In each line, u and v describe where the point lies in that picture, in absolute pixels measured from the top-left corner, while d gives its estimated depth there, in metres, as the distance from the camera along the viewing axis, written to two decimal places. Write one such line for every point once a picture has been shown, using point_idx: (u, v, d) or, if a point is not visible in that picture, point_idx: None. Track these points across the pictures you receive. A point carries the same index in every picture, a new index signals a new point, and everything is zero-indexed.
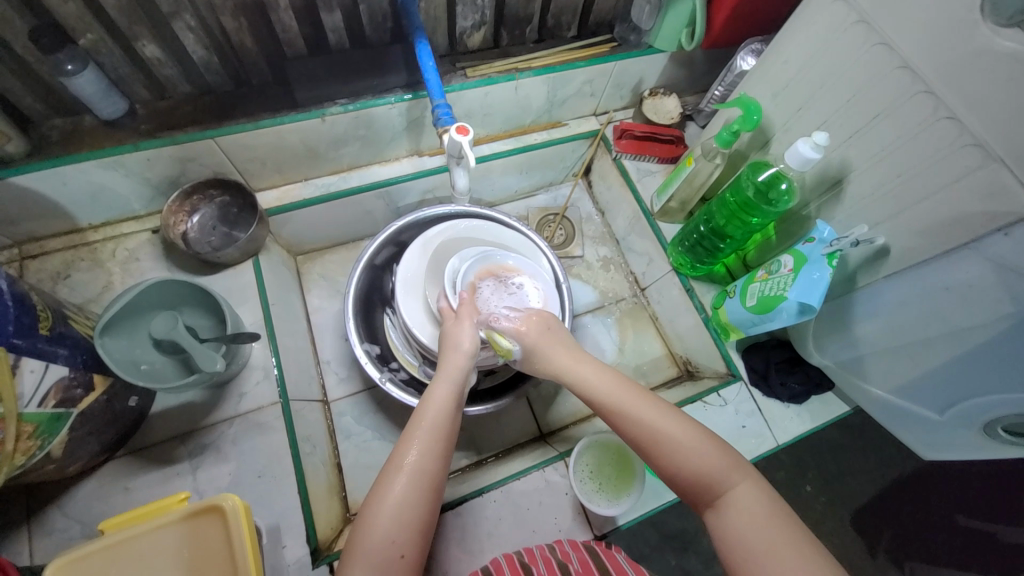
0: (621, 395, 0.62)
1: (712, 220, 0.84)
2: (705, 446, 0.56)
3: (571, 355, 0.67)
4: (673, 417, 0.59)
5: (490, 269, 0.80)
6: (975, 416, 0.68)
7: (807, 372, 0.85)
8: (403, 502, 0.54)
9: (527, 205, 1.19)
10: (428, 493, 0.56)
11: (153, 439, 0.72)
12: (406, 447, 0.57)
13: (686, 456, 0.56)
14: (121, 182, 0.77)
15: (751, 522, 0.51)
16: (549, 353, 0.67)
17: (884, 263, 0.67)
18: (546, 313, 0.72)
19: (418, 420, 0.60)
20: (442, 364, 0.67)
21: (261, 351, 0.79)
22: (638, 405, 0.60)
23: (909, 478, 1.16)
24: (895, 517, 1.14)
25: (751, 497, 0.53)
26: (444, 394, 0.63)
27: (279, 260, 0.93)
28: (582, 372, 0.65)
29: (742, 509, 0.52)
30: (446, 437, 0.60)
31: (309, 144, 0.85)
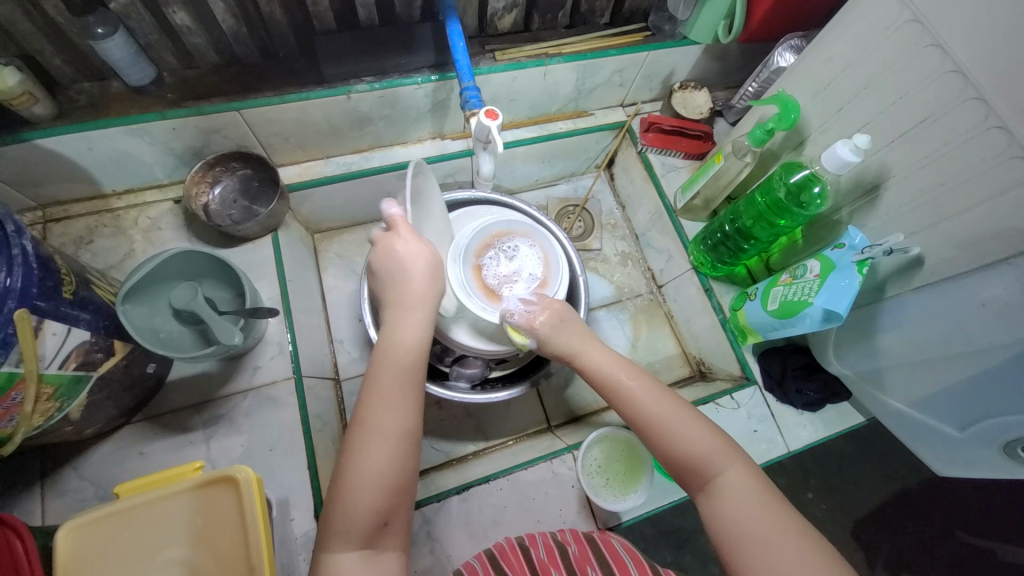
0: (615, 372, 0.62)
1: (738, 220, 0.82)
2: (692, 427, 0.56)
3: (583, 339, 0.66)
4: (663, 397, 0.58)
5: (485, 241, 0.79)
6: (995, 436, 0.66)
7: (824, 381, 0.83)
8: (378, 464, 0.54)
9: (547, 194, 1.17)
10: (407, 450, 0.56)
11: (168, 407, 0.73)
12: (377, 411, 0.57)
13: (680, 439, 0.55)
14: (145, 150, 0.77)
15: (740, 512, 0.51)
16: (562, 338, 0.66)
17: (916, 274, 0.65)
18: (558, 303, 0.70)
19: (382, 382, 0.59)
20: (405, 310, 0.63)
21: (277, 326, 0.79)
22: (633, 386, 0.59)
23: (918, 493, 1.15)
24: (899, 531, 1.13)
25: (739, 487, 0.52)
26: (409, 349, 0.61)
27: (297, 236, 0.93)
28: (589, 355, 0.64)
29: (729, 500, 0.52)
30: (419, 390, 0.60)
31: (332, 121, 0.84)
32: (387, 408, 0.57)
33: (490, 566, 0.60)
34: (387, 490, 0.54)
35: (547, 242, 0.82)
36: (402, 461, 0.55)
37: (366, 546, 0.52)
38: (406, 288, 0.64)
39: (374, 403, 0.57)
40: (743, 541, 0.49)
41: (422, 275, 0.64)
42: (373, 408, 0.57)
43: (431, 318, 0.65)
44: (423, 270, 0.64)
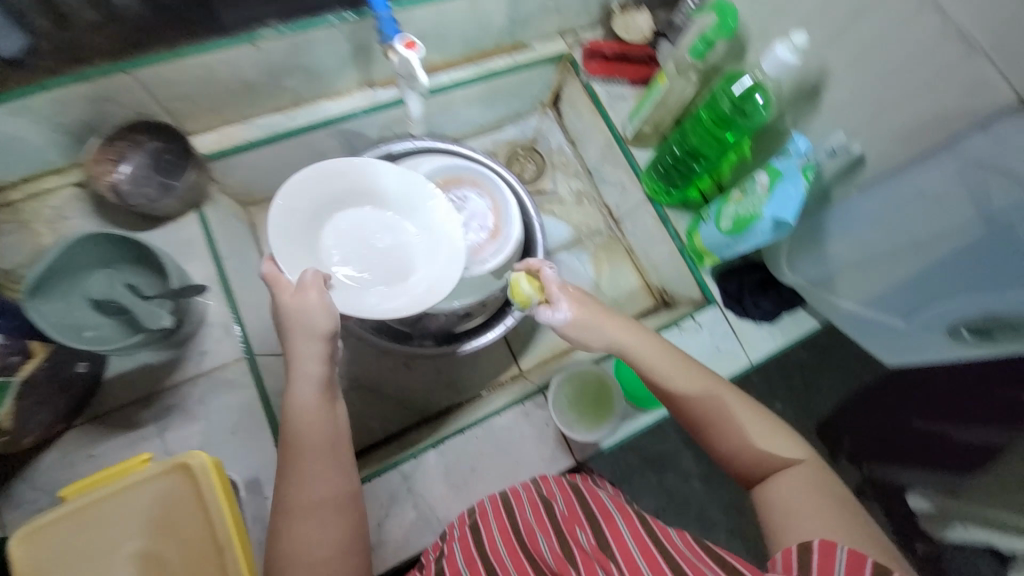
0: (679, 370, 0.60)
1: (686, 141, 0.81)
2: (758, 424, 0.57)
3: (631, 333, 0.63)
4: (733, 397, 0.59)
5: None
6: (941, 321, 0.70)
7: (779, 292, 0.86)
8: (307, 532, 0.53)
9: (494, 139, 1.12)
10: (331, 518, 0.54)
11: (113, 405, 0.68)
12: (294, 486, 0.54)
13: (747, 434, 0.57)
14: (31, 130, 0.68)
15: (797, 502, 0.51)
16: (601, 327, 0.64)
17: (861, 172, 0.66)
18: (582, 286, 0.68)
19: (296, 452, 0.56)
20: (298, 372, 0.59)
21: (219, 307, 0.74)
22: (700, 380, 0.60)
23: (874, 390, 1.22)
24: (859, 427, 1.21)
25: (800, 481, 0.53)
26: (312, 413, 0.58)
27: (227, 211, 0.86)
28: (642, 354, 0.62)
29: (787, 492, 0.53)
30: (335, 453, 0.58)
31: (244, 77, 0.76)
32: (302, 482, 0.55)
33: (470, 530, 0.60)
34: (315, 566, 0.51)
35: (497, 190, 0.86)
36: (333, 523, 0.54)
37: None
38: (294, 354, 0.60)
39: (289, 481, 0.55)
40: (791, 519, 0.50)
41: (299, 332, 0.59)
42: (290, 485, 0.55)
43: (325, 370, 0.60)
44: (307, 322, 0.58)
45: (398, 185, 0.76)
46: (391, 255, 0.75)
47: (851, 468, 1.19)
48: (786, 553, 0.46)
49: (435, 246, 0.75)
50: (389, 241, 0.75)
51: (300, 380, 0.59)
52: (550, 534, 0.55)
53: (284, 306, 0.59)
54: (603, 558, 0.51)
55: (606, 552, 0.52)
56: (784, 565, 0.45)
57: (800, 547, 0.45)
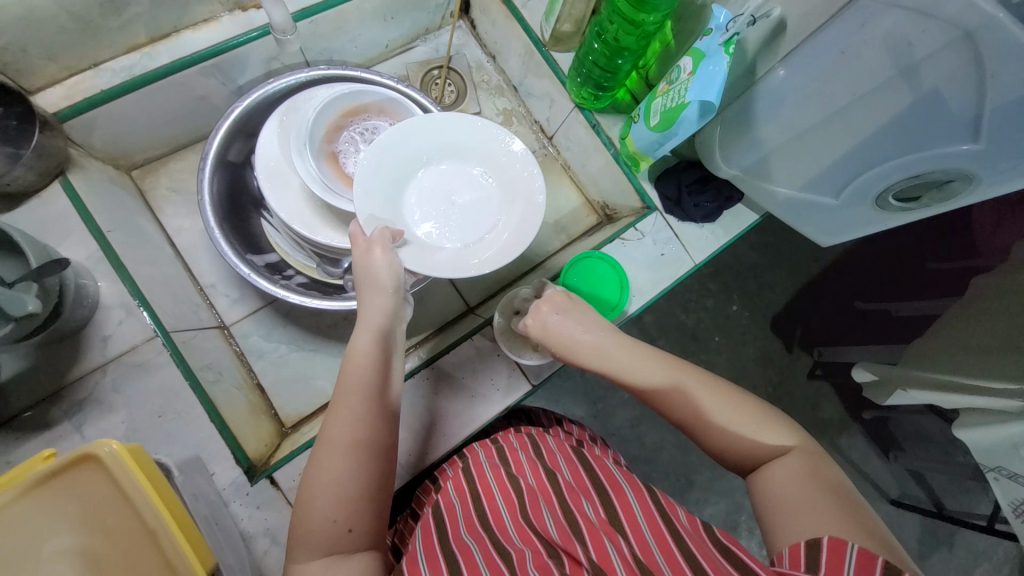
0: (655, 370, 0.59)
1: (605, 33, 0.74)
2: (746, 418, 0.55)
3: (601, 341, 0.63)
4: (718, 391, 0.57)
5: (332, 122, 0.77)
6: (867, 192, 0.68)
7: (717, 189, 0.84)
8: (337, 474, 0.51)
9: (405, 61, 1.01)
10: (368, 460, 0.52)
11: (14, 408, 0.62)
12: (336, 422, 0.53)
13: (733, 429, 0.54)
14: None
15: (791, 489, 0.49)
16: (563, 331, 0.64)
17: (782, 40, 0.62)
18: (559, 295, 0.67)
19: (342, 389, 0.55)
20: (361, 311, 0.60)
21: (113, 286, 0.66)
22: (684, 378, 0.58)
23: (818, 279, 1.27)
24: (807, 315, 1.27)
25: (791, 469, 0.51)
26: (364, 359, 0.57)
27: (102, 178, 0.75)
28: (617, 360, 0.61)
29: (779, 481, 0.50)
30: (383, 400, 0.56)
31: (74, 9, 0.62)
32: (344, 418, 0.53)
33: (467, 484, 0.63)
34: (340, 503, 0.50)
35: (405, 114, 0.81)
36: (365, 469, 0.52)
37: (332, 556, 0.49)
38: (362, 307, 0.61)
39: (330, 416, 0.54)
40: (787, 503, 0.49)
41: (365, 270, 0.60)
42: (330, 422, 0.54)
43: (386, 316, 0.60)
44: (368, 272, 0.60)
45: (472, 136, 0.68)
46: (472, 211, 0.67)
47: (802, 354, 1.26)
48: (792, 547, 0.45)
49: (507, 199, 0.67)
50: (469, 196, 0.68)
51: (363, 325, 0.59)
52: (555, 505, 0.57)
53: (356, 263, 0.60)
54: (609, 531, 0.53)
55: (613, 526, 0.54)
56: (792, 559, 0.44)
57: (808, 542, 0.44)
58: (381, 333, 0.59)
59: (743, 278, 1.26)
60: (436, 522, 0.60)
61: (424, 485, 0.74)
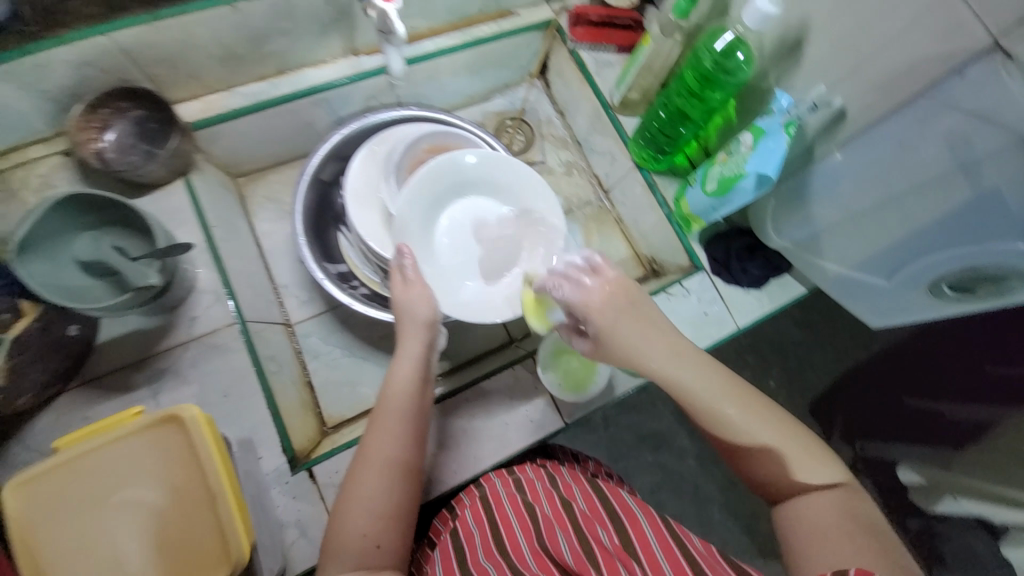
0: (717, 390, 0.52)
1: (671, 104, 0.81)
2: (798, 449, 0.51)
3: (664, 340, 0.54)
4: (773, 418, 0.52)
5: (415, 157, 0.85)
6: (922, 277, 0.71)
7: (766, 257, 0.87)
8: (373, 489, 0.53)
9: (483, 110, 1.12)
10: (399, 480, 0.55)
11: (106, 368, 0.69)
12: (373, 439, 0.56)
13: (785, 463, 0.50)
14: (14, 97, 0.68)
15: (828, 527, 0.47)
16: (626, 330, 0.55)
17: (842, 126, 0.66)
18: (621, 281, 0.58)
19: (382, 410, 0.59)
20: (402, 340, 0.65)
21: (209, 274, 0.75)
22: (751, 404, 0.51)
23: (864, 366, 1.24)
24: (851, 403, 1.23)
25: (834, 505, 0.48)
26: (404, 383, 0.61)
27: (215, 181, 0.86)
28: (681, 371, 0.52)
29: (816, 513, 0.48)
30: (417, 423, 0.59)
31: (225, 41, 0.75)
32: (381, 437, 0.56)
33: (485, 513, 0.63)
34: (372, 518, 0.52)
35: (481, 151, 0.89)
36: (397, 487, 0.54)
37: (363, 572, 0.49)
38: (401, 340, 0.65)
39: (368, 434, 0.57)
40: (824, 539, 0.46)
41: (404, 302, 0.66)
42: (368, 439, 0.57)
43: (424, 348, 0.64)
44: (410, 311, 0.66)
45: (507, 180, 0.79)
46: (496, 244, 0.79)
47: (844, 446, 1.20)
48: None
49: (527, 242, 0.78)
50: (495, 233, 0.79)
51: (404, 355, 0.63)
52: (570, 530, 0.58)
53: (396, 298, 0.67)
54: (624, 558, 0.54)
55: (627, 553, 0.55)
56: None
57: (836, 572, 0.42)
58: (421, 362, 0.63)
59: (785, 351, 1.25)
60: (456, 549, 0.61)
61: (441, 515, 0.74)
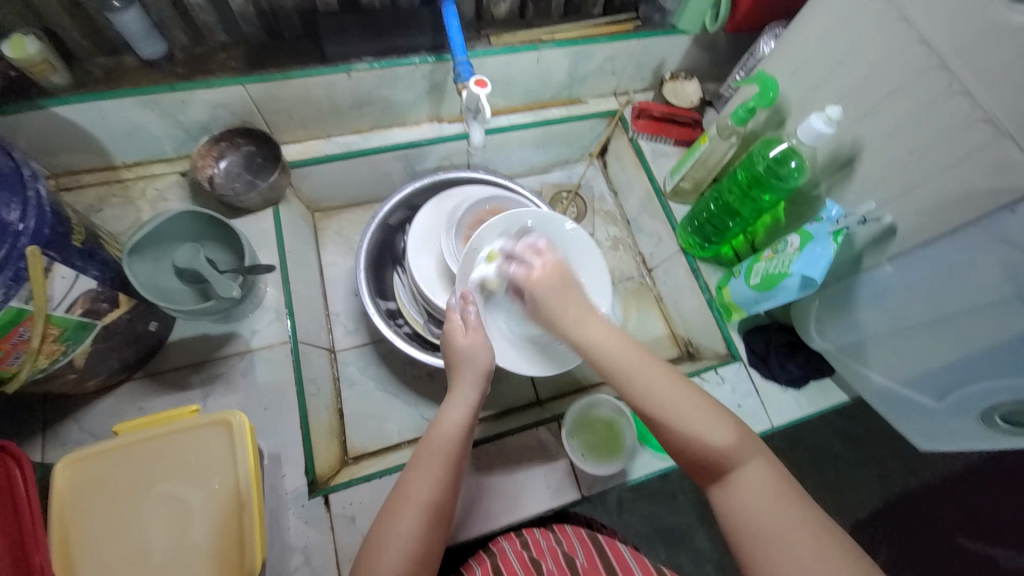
0: (619, 358, 0.58)
1: (721, 198, 0.85)
2: (709, 418, 0.52)
3: (581, 312, 0.64)
4: (672, 385, 0.54)
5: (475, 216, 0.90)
6: (973, 403, 0.69)
7: (807, 357, 0.86)
8: (410, 530, 0.54)
9: (541, 180, 1.21)
10: (433, 523, 0.55)
11: (168, 365, 0.76)
12: (416, 477, 0.57)
13: (696, 435, 0.51)
14: (158, 124, 0.81)
15: (756, 503, 0.47)
16: (554, 303, 0.66)
17: (890, 243, 0.68)
18: (559, 263, 0.70)
19: (427, 448, 0.59)
20: (457, 381, 0.66)
21: (275, 294, 0.82)
22: (651, 375, 0.55)
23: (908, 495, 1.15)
24: (895, 535, 1.12)
25: (756, 479, 0.48)
26: (454, 422, 0.62)
27: (297, 213, 0.97)
28: (590, 334, 0.62)
29: (747, 491, 0.48)
30: (457, 468, 0.59)
31: (334, 100, 0.87)
32: (423, 476, 0.57)
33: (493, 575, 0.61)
34: (405, 560, 0.52)
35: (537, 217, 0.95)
36: (431, 532, 0.55)
37: None
38: (455, 381, 0.67)
39: (411, 471, 0.58)
40: (762, 531, 0.46)
41: (468, 347, 0.67)
42: (410, 474, 0.58)
43: (476, 393, 0.65)
44: (471, 358, 0.67)
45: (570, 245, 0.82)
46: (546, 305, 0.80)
47: None
48: None
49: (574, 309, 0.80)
50: None
51: (458, 399, 0.65)
52: None
53: (455, 342, 0.68)
54: None
55: None
56: None
57: None
58: (472, 409, 0.64)
59: (820, 460, 1.18)
60: None
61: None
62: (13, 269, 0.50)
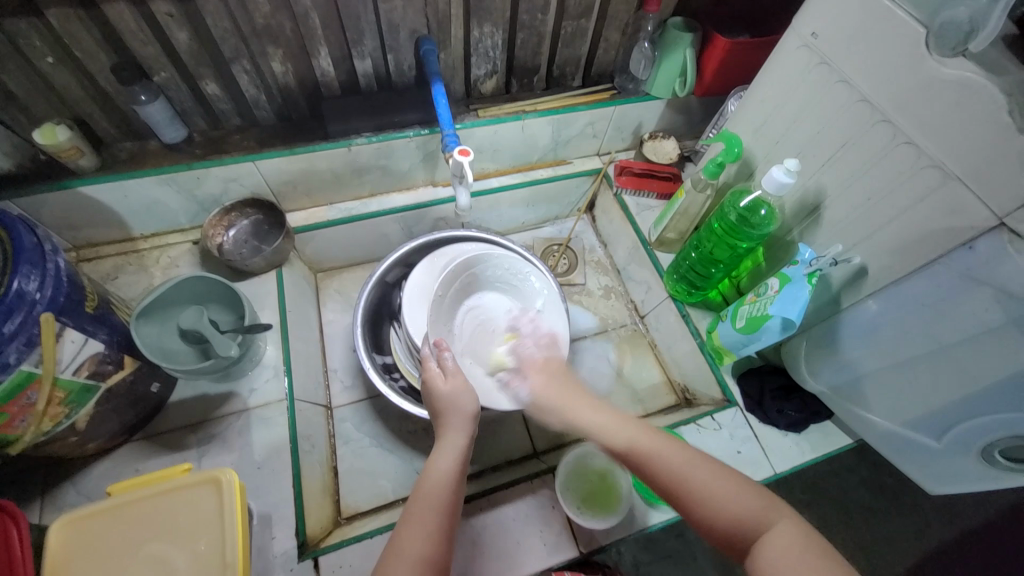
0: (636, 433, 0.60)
1: (702, 246, 0.89)
2: (729, 484, 0.52)
3: (577, 398, 0.67)
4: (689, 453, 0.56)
5: None
6: (971, 441, 0.67)
7: (803, 400, 0.85)
8: None
9: (534, 235, 1.26)
10: None
11: (167, 426, 0.77)
12: (410, 532, 0.55)
13: (717, 498, 0.52)
14: (174, 198, 0.88)
15: (792, 563, 0.44)
16: (554, 398, 0.68)
17: (865, 282, 0.70)
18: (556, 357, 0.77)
19: (420, 500, 0.58)
20: (443, 431, 0.66)
21: (274, 352, 0.85)
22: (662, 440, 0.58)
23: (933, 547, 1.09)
24: None
25: (790, 536, 0.47)
26: (444, 468, 0.61)
27: (300, 274, 1.02)
28: (585, 415, 0.65)
29: (779, 545, 0.46)
30: (447, 520, 0.57)
31: (336, 171, 0.95)
32: (417, 532, 0.55)
33: None
34: None
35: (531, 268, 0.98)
36: None
37: None
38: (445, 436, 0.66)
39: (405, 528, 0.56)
40: None
41: (450, 391, 0.68)
42: (404, 531, 0.56)
43: (465, 443, 0.65)
44: (453, 403, 0.67)
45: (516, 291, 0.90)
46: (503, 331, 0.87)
47: None
48: None
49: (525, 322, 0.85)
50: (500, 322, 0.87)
51: (447, 446, 0.64)
52: None
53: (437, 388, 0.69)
54: None
55: None
56: None
57: None
58: (461, 459, 0.63)
59: (838, 511, 1.13)
60: None
61: None
62: (26, 335, 0.53)
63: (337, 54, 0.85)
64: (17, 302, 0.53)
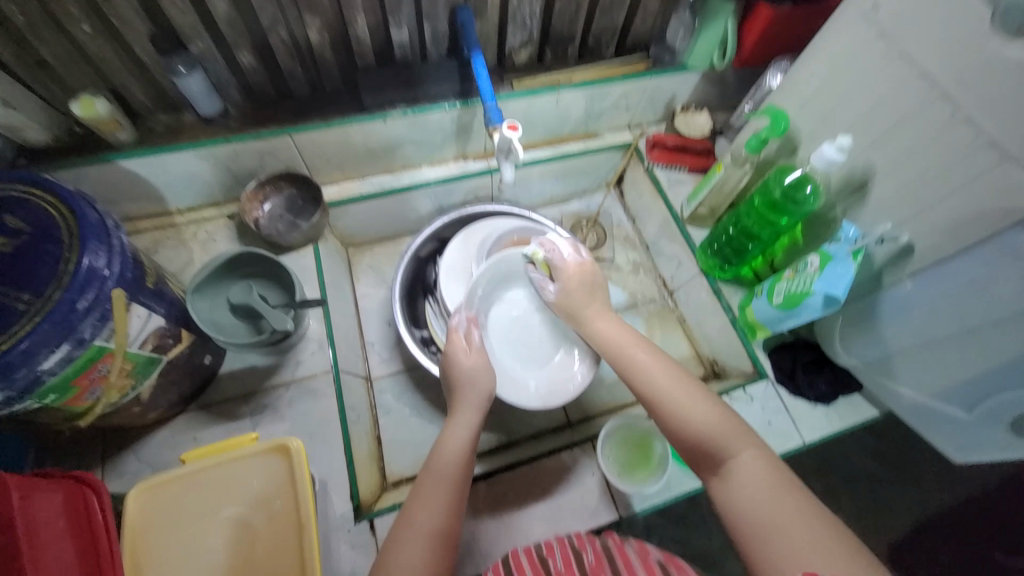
0: (634, 351, 0.66)
1: (740, 222, 0.88)
2: (700, 403, 0.57)
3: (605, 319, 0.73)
4: (672, 373, 0.61)
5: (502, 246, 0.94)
6: (1003, 414, 0.71)
7: (835, 373, 0.88)
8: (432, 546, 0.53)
9: (561, 209, 1.26)
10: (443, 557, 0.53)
11: (219, 397, 0.80)
12: (417, 507, 0.56)
13: (687, 413, 0.56)
14: (210, 172, 0.88)
15: (752, 493, 0.48)
16: (582, 307, 0.76)
17: (910, 261, 0.71)
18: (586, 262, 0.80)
19: (429, 470, 0.60)
20: (459, 402, 0.70)
21: (317, 326, 0.86)
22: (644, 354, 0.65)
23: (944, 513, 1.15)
24: None
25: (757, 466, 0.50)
26: (455, 443, 0.63)
27: (335, 249, 1.02)
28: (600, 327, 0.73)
29: (747, 475, 0.50)
30: (460, 495, 0.59)
31: (370, 144, 0.94)
32: (425, 504, 0.56)
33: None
34: None
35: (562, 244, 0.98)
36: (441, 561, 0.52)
37: None
38: (455, 418, 0.68)
39: (414, 503, 0.57)
40: (766, 518, 0.46)
41: (472, 367, 0.73)
42: (413, 503, 0.57)
43: (476, 423, 0.68)
44: (471, 383, 0.72)
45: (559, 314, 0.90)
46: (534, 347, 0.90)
47: None
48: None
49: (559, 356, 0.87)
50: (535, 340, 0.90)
51: (459, 424, 0.67)
52: None
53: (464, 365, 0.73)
54: None
55: None
56: None
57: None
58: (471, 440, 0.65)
59: (854, 480, 1.18)
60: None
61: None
62: (100, 311, 0.54)
63: (373, 22, 0.82)
64: (88, 279, 0.53)
